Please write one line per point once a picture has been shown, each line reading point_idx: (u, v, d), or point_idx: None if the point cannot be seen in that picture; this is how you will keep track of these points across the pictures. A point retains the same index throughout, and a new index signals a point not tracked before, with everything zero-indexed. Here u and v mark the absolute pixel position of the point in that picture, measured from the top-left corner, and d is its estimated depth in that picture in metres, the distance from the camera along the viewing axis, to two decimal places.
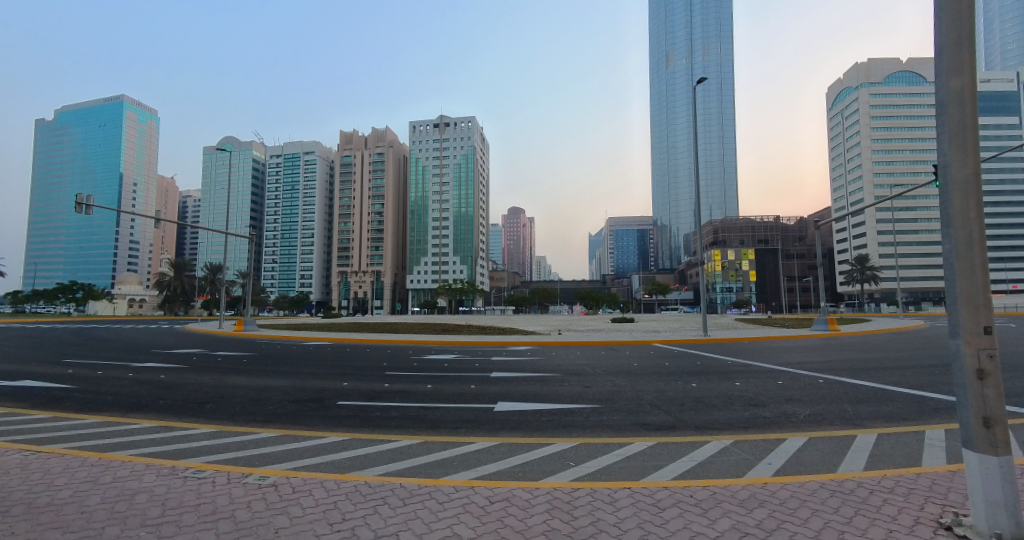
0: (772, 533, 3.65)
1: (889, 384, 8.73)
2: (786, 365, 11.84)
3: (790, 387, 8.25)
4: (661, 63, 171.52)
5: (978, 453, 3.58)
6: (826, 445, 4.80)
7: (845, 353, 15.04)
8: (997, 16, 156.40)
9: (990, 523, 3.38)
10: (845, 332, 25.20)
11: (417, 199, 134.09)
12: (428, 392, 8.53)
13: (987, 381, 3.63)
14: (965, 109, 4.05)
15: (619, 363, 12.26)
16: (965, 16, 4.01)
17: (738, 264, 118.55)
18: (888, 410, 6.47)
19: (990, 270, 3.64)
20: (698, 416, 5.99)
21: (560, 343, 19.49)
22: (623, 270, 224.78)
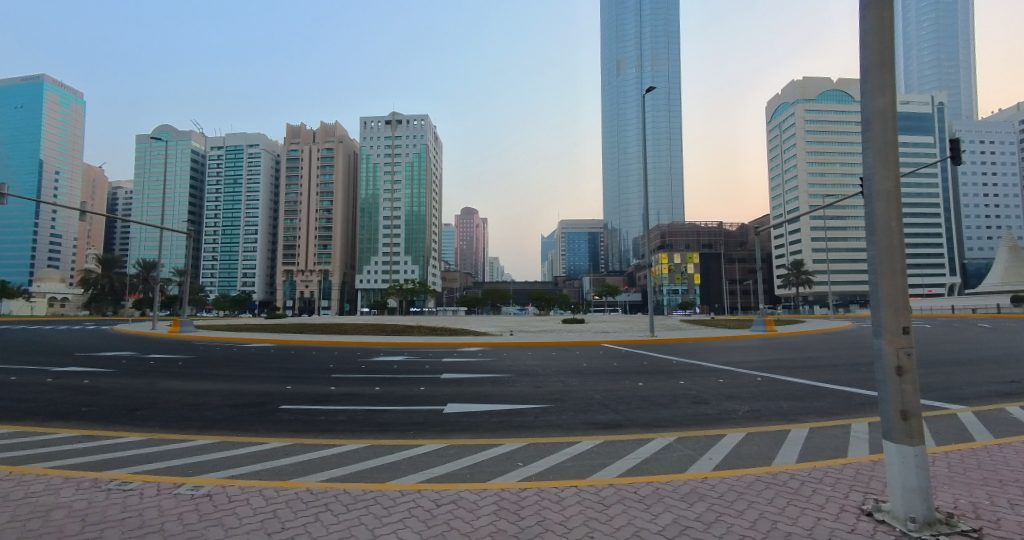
0: (717, 531, 3.74)
1: (819, 381, 9.31)
2: (730, 364, 12.40)
3: (733, 385, 8.62)
4: (613, 71, 176.90)
5: (895, 444, 3.87)
6: (765, 439, 4.96)
7: (778, 352, 16.00)
8: (913, 45, 172.03)
9: (906, 510, 3.68)
10: (781, 332, 26.87)
11: (367, 197, 130.64)
12: (378, 395, 8.21)
13: (904, 377, 3.91)
14: (886, 127, 4.37)
15: (571, 363, 12.41)
16: (890, 41, 4.36)
17: (683, 268, 123.36)
18: (819, 405, 6.90)
19: (909, 274, 3.97)
20: (646, 414, 6.07)
21: (512, 344, 19.60)
22: (575, 272, 228.61)
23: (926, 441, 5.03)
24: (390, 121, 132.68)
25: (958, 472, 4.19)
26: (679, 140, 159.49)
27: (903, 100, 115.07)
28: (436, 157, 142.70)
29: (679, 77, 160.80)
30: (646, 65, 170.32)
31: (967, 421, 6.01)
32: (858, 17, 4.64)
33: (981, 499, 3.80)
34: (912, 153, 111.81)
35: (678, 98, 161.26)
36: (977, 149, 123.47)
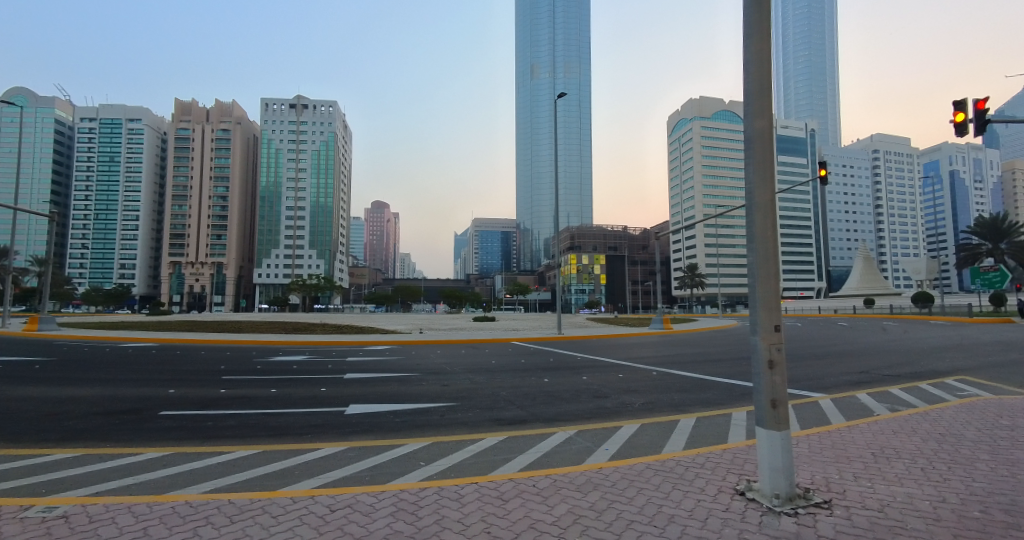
0: (615, 526, 3.79)
1: (704, 375, 10.12)
2: (630, 359, 13.13)
3: (630, 379, 9.11)
4: (527, 74, 182.06)
5: (767, 431, 4.20)
6: (656, 430, 5.24)
7: (674, 348, 17.19)
8: (792, 77, 195.22)
9: (772, 488, 4.09)
10: (676, 330, 28.93)
11: (267, 184, 122.99)
12: (274, 397, 7.66)
13: (775, 370, 4.25)
14: (763, 147, 4.59)
15: (480, 360, 12.47)
16: (770, 57, 4.51)
17: (590, 268, 128.44)
18: (706, 396, 7.41)
19: (778, 280, 4.28)
20: (548, 408, 6.22)
21: (421, 343, 19.14)
22: (487, 270, 224.49)
23: (793, 426, 5.59)
24: (295, 105, 125.41)
25: (814, 451, 4.74)
26: (588, 145, 166.25)
27: (783, 124, 130.14)
28: (344, 146, 138.26)
29: (588, 86, 168.21)
30: (558, 72, 177.31)
31: (824, 408, 6.77)
32: (742, 37, 4.77)
33: (833, 474, 4.36)
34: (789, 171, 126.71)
35: (588, 105, 169.16)
36: (843, 171, 140.20)
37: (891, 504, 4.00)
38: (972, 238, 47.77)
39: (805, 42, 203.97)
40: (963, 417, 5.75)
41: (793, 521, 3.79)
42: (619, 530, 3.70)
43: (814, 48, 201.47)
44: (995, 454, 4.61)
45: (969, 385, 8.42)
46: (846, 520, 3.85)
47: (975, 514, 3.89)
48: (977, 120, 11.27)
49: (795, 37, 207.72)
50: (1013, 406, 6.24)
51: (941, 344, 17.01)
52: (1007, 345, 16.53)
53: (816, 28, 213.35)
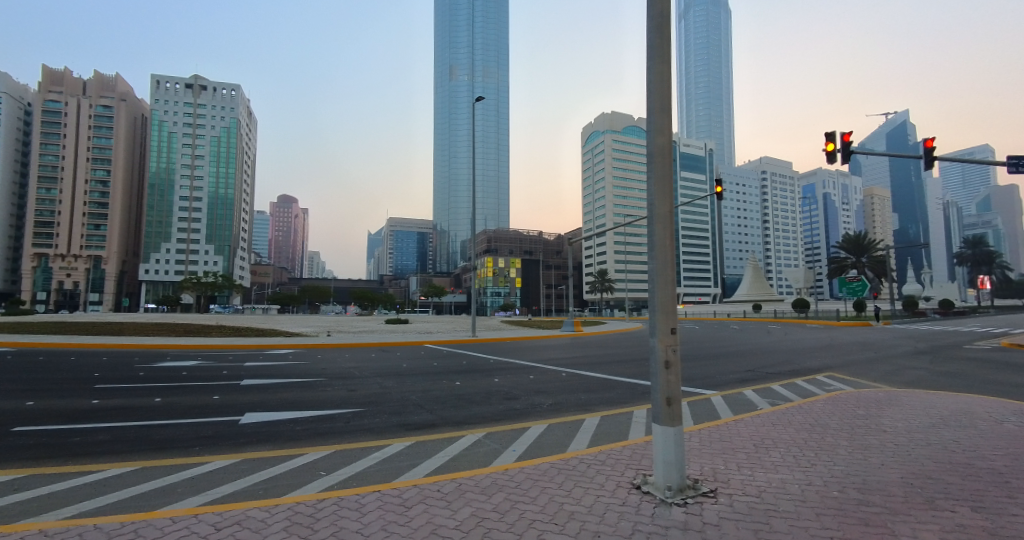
0: (518, 529, 3.78)
1: (609, 374, 10.64)
2: (542, 361, 13.49)
3: (540, 381, 9.32)
4: (445, 75, 182.10)
5: (662, 427, 4.47)
6: (562, 428, 5.41)
7: (584, 350, 17.98)
8: (694, 99, 213.47)
9: (665, 480, 4.36)
10: (585, 332, 30.39)
11: (158, 170, 112.43)
12: (157, 407, 6.96)
13: (669, 369, 4.54)
14: (664, 163, 4.84)
15: (392, 364, 12.18)
16: (669, 81, 4.80)
17: (506, 271, 131.82)
18: (609, 395, 7.74)
19: (674, 288, 4.56)
20: (457, 412, 6.17)
21: (329, 347, 18.29)
22: (402, 271, 216.76)
23: (686, 422, 5.99)
24: (192, 85, 116.67)
25: (703, 445, 5.12)
26: (506, 151, 169.52)
27: (686, 142, 141.49)
28: (247, 134, 129.97)
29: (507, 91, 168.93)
30: (476, 75, 179.15)
31: (715, 403, 7.32)
32: (646, 57, 4.97)
33: (719, 466, 4.73)
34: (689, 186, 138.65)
35: (505, 111, 172.87)
36: (735, 187, 155.31)
37: (766, 489, 4.43)
38: (841, 252, 54.42)
39: (705, 72, 224.04)
40: (831, 408, 6.47)
41: (683, 510, 4.05)
42: (520, 532, 3.71)
43: (713, 77, 221.71)
44: (852, 439, 5.26)
45: (834, 381, 9.55)
46: (728, 506, 4.20)
47: (832, 493, 4.43)
48: (843, 151, 12.93)
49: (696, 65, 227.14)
50: (866, 398, 7.15)
51: (809, 345, 19.31)
52: (859, 345, 19.16)
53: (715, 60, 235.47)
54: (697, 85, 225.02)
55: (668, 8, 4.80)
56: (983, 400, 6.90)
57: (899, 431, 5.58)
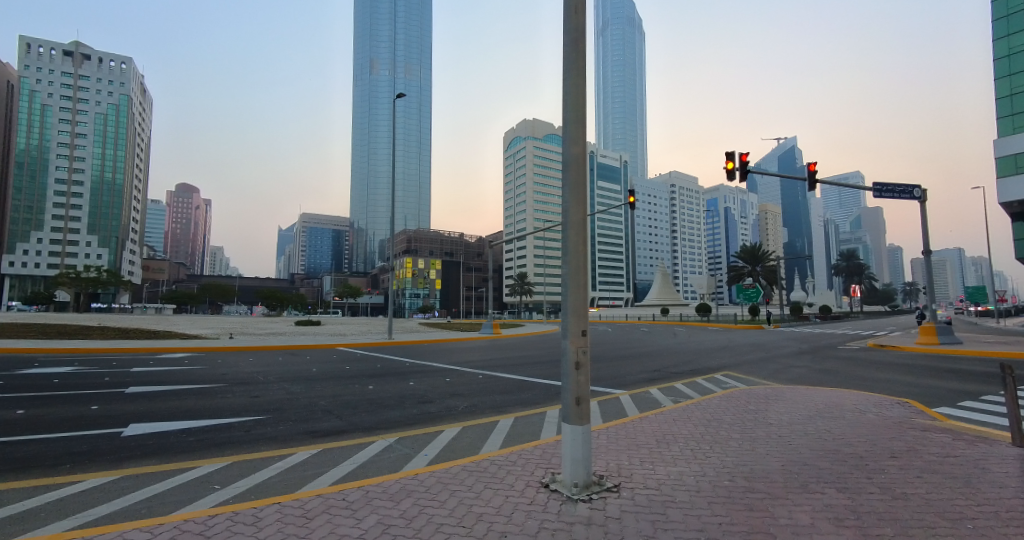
0: (426, 532, 3.76)
1: (524, 376, 10.86)
2: (461, 364, 13.50)
3: (455, 383, 9.32)
4: (366, 68, 176.35)
5: (572, 424, 4.64)
6: (474, 431, 5.45)
7: (502, 352, 18.28)
8: (612, 112, 224.53)
9: (573, 477, 4.52)
10: (504, 334, 30.96)
11: (26, 147, 99.23)
12: (19, 421, 6.07)
13: (580, 371, 4.72)
14: (577, 173, 5.03)
15: (302, 368, 11.58)
16: (584, 93, 5.01)
17: (426, 272, 127.83)
18: (523, 397, 7.88)
19: (584, 295, 4.74)
20: (369, 418, 6.01)
21: (231, 350, 17.11)
22: (315, 270, 203.05)
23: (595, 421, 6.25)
24: (72, 54, 103.68)
25: (611, 442, 5.37)
26: (428, 150, 165.27)
27: (603, 153, 148.76)
28: (140, 111, 118.70)
29: (428, 92, 167.16)
30: (398, 71, 174.99)
31: (621, 403, 7.72)
32: (562, 67, 5.14)
33: (623, 461, 4.98)
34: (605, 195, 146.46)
35: (428, 108, 168.70)
36: (647, 199, 165.66)
37: (664, 481, 4.73)
38: (739, 261, 59.43)
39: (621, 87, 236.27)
40: (723, 405, 7.07)
41: (587, 506, 4.25)
42: (425, 535, 3.70)
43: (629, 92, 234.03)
44: (741, 432, 5.77)
45: (729, 379, 10.42)
46: (630, 499, 4.43)
47: (725, 483, 4.80)
48: (740, 169, 14.12)
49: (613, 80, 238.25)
50: (756, 395, 7.88)
51: (706, 346, 21.00)
52: (749, 346, 21.11)
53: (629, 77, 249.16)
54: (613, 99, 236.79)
55: (583, 24, 5.01)
56: (850, 394, 7.88)
57: (781, 424, 6.22)
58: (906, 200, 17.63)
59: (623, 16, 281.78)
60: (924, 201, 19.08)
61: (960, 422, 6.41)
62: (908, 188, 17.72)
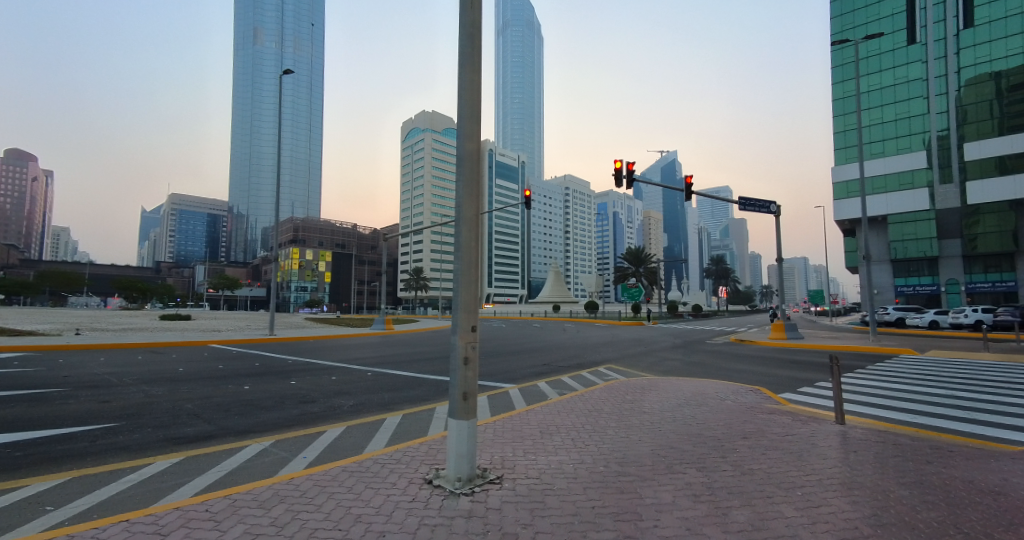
0: (294, 532, 3.67)
1: (415, 373, 10.91)
2: (350, 361, 13.18)
3: (341, 381, 9.10)
4: (249, 37, 156.93)
5: (458, 420, 4.70)
6: (360, 431, 5.42)
7: (396, 348, 18.18)
8: (512, 112, 230.64)
9: (455, 471, 4.61)
10: (396, 330, 30.61)
11: None
12: None
13: (467, 366, 4.77)
14: (469, 168, 5.08)
15: (169, 369, 10.54)
16: (480, 88, 5.09)
17: (314, 264, 122.02)
18: (412, 393, 8.00)
19: (475, 290, 4.80)
20: (243, 421, 5.73)
21: (73, 349, 14.96)
22: (186, 258, 177.67)
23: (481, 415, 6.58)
24: None
25: (492, 435, 5.64)
26: (320, 132, 144.34)
27: (500, 153, 152.35)
28: None
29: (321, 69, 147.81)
30: (287, 44, 155.98)
31: (506, 397, 8.06)
32: (458, 71, 5.15)
33: (506, 453, 5.22)
34: (502, 194, 150.43)
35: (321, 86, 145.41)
36: (543, 199, 171.72)
37: (545, 471, 4.98)
38: (624, 262, 63.79)
39: (520, 88, 240.42)
40: (601, 396, 7.63)
41: (468, 500, 4.35)
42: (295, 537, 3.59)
43: (529, 94, 240.99)
44: (618, 421, 6.31)
45: (612, 371, 11.27)
46: (511, 490, 4.63)
47: (599, 470, 5.15)
48: (627, 176, 15.06)
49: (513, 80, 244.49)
50: (632, 385, 8.65)
51: (590, 341, 22.47)
52: (630, 341, 22.91)
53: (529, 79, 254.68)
54: (512, 100, 240.33)
55: (478, 21, 5.10)
56: (713, 383, 8.88)
57: (654, 412, 6.90)
58: (765, 212, 19.95)
59: (523, 19, 287.79)
60: (777, 215, 21.86)
61: (795, 405, 7.55)
62: (766, 203, 20.13)
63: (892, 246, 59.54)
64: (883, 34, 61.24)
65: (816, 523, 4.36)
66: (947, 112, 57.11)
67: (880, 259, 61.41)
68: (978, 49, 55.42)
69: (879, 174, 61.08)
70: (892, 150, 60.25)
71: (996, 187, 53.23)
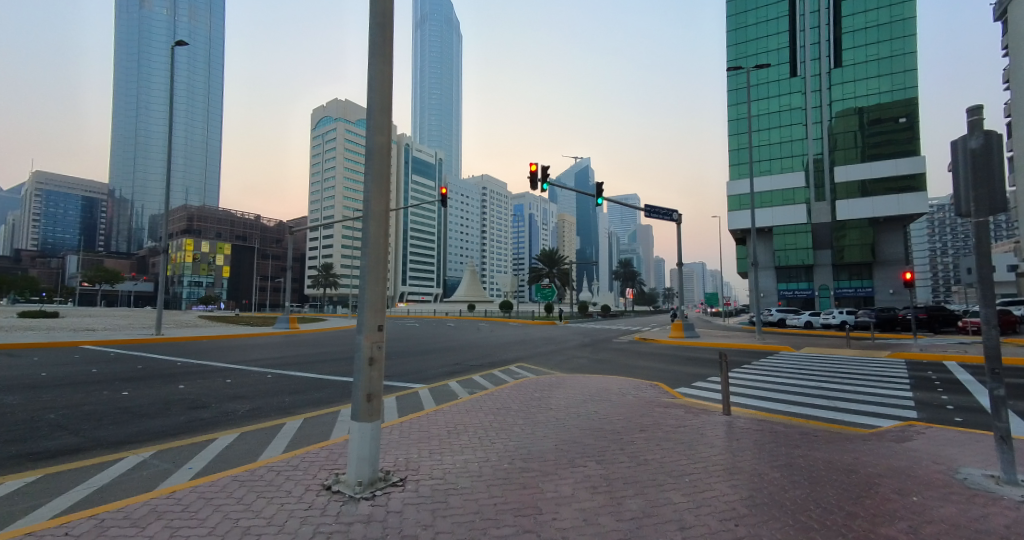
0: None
1: (320, 374, 10.64)
2: (248, 363, 12.48)
3: (237, 385, 8.67)
4: None
5: (359, 422, 4.64)
6: (254, 438, 5.31)
7: (302, 348, 17.53)
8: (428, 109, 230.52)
9: (355, 476, 4.56)
10: (302, 329, 29.53)
11: None
12: None
13: (373, 366, 4.70)
14: (378, 162, 4.99)
15: (27, 375, 9.38)
16: (390, 82, 5.02)
17: (211, 258, 112.50)
18: (317, 396, 7.91)
19: (382, 288, 4.72)
20: (122, 431, 5.36)
21: None
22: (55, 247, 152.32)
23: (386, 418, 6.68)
24: None
25: (396, 437, 5.71)
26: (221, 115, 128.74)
27: (417, 149, 150.34)
28: None
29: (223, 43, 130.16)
30: None
31: (412, 399, 8.14)
32: (369, 67, 5.05)
33: (412, 455, 5.28)
34: (418, 191, 148.50)
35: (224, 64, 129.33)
36: (458, 199, 174.62)
37: (449, 471, 5.08)
38: (538, 263, 65.26)
39: (437, 85, 240.47)
40: (506, 396, 7.92)
41: (368, 504, 4.31)
42: None
43: (445, 93, 241.95)
44: (525, 419, 6.59)
45: (523, 369, 11.65)
46: (414, 492, 4.65)
47: (502, 465, 5.36)
48: (539, 177, 15.35)
49: (431, 76, 243.88)
50: (541, 383, 9.07)
51: (504, 340, 23.00)
52: (542, 339, 23.69)
53: (446, 78, 256.09)
54: (429, 96, 238.80)
55: (389, 13, 5.07)
56: (617, 380, 9.44)
57: (559, 408, 7.30)
58: (668, 220, 21.25)
59: (443, 16, 287.92)
60: (679, 223, 23.43)
61: (690, 398, 8.29)
62: (669, 211, 21.47)
63: (777, 254, 65.45)
64: (770, 65, 67.24)
65: (700, 506, 4.82)
66: (822, 139, 63.63)
67: (766, 266, 66.87)
68: (845, 86, 62.38)
69: (766, 189, 66.32)
70: (777, 169, 66.19)
71: (859, 207, 60.52)
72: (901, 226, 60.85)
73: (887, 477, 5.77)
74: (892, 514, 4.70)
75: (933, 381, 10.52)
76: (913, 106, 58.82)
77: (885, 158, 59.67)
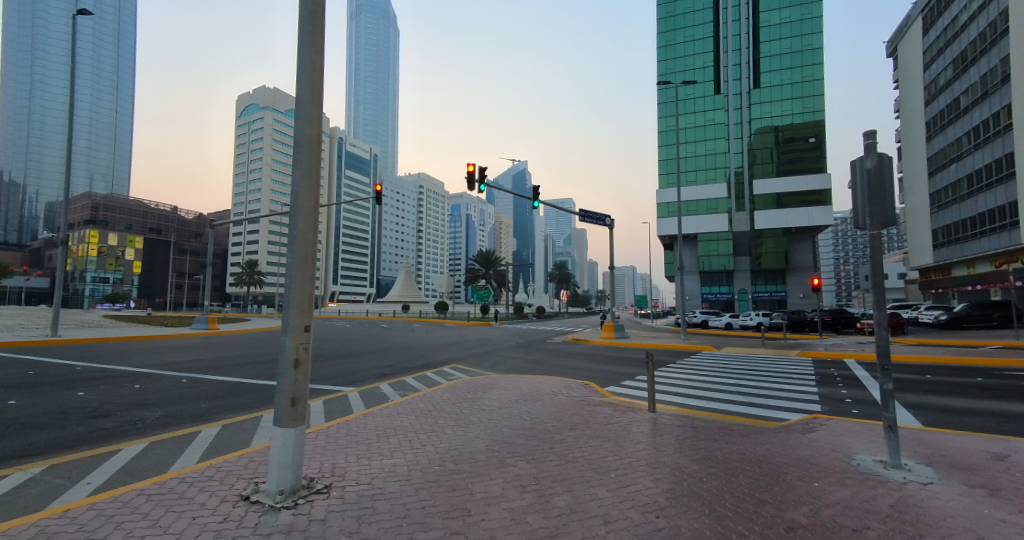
0: None
1: (239, 377, 10.18)
2: (161, 366, 11.67)
3: (146, 391, 8.12)
4: None
5: (282, 427, 4.47)
6: (166, 448, 5.04)
7: (224, 350, 16.62)
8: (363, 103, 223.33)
9: (277, 483, 4.41)
10: (222, 330, 27.91)
11: None
12: None
13: (297, 369, 4.52)
14: (308, 155, 4.76)
15: None
16: (320, 73, 4.83)
17: (119, 252, 102.89)
18: (235, 402, 7.60)
19: (309, 288, 4.53)
20: (7, 444, 4.89)
21: None
22: None
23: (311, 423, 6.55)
24: None
25: (322, 442, 5.61)
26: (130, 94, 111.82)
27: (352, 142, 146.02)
28: None
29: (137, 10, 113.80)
30: None
31: (339, 404, 8.00)
32: (298, 55, 4.82)
33: (337, 460, 5.19)
34: (352, 186, 143.56)
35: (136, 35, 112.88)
36: (396, 196, 171.70)
37: (376, 475, 5.02)
38: (475, 264, 65.23)
39: (374, 79, 233.63)
40: (437, 398, 7.97)
41: (290, 512, 4.16)
42: None
43: (382, 87, 235.35)
44: (456, 421, 6.66)
45: (457, 371, 11.72)
46: (339, 498, 4.57)
47: (433, 466, 5.39)
48: (476, 178, 15.17)
49: (367, 68, 236.38)
50: (474, 384, 9.17)
51: (439, 341, 22.92)
52: (478, 340, 23.80)
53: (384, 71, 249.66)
54: (366, 89, 231.28)
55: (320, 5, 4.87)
56: (549, 380, 9.71)
57: (491, 409, 7.46)
58: (602, 224, 21.85)
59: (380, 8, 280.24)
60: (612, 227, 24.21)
61: (618, 397, 8.67)
62: (602, 216, 22.09)
63: (702, 259, 68.79)
64: (697, 82, 70.09)
65: (623, 501, 5.07)
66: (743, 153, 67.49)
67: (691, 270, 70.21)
68: (763, 106, 66.84)
69: (694, 199, 69.27)
70: (703, 179, 69.24)
71: (774, 217, 65.19)
72: (809, 235, 66.34)
73: (793, 465, 6.34)
74: (794, 498, 5.18)
75: (834, 377, 11.59)
76: (821, 127, 64.23)
77: (798, 174, 64.66)
